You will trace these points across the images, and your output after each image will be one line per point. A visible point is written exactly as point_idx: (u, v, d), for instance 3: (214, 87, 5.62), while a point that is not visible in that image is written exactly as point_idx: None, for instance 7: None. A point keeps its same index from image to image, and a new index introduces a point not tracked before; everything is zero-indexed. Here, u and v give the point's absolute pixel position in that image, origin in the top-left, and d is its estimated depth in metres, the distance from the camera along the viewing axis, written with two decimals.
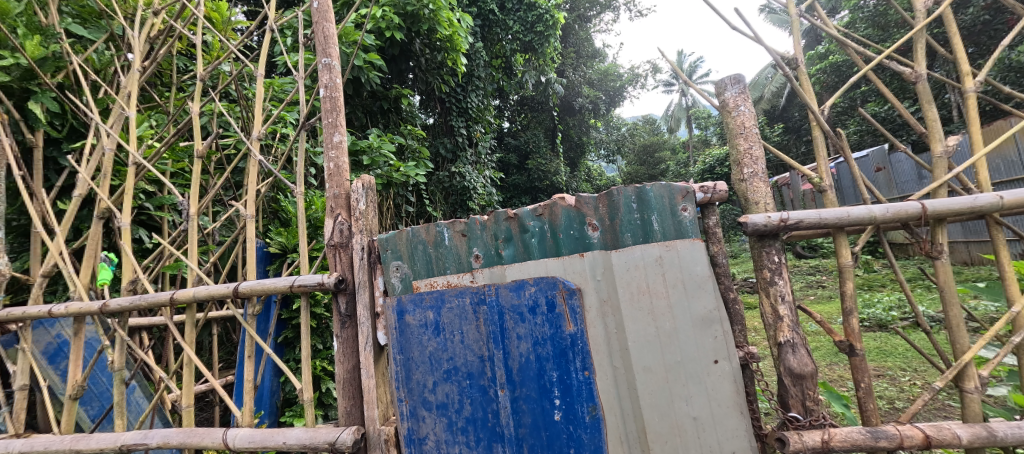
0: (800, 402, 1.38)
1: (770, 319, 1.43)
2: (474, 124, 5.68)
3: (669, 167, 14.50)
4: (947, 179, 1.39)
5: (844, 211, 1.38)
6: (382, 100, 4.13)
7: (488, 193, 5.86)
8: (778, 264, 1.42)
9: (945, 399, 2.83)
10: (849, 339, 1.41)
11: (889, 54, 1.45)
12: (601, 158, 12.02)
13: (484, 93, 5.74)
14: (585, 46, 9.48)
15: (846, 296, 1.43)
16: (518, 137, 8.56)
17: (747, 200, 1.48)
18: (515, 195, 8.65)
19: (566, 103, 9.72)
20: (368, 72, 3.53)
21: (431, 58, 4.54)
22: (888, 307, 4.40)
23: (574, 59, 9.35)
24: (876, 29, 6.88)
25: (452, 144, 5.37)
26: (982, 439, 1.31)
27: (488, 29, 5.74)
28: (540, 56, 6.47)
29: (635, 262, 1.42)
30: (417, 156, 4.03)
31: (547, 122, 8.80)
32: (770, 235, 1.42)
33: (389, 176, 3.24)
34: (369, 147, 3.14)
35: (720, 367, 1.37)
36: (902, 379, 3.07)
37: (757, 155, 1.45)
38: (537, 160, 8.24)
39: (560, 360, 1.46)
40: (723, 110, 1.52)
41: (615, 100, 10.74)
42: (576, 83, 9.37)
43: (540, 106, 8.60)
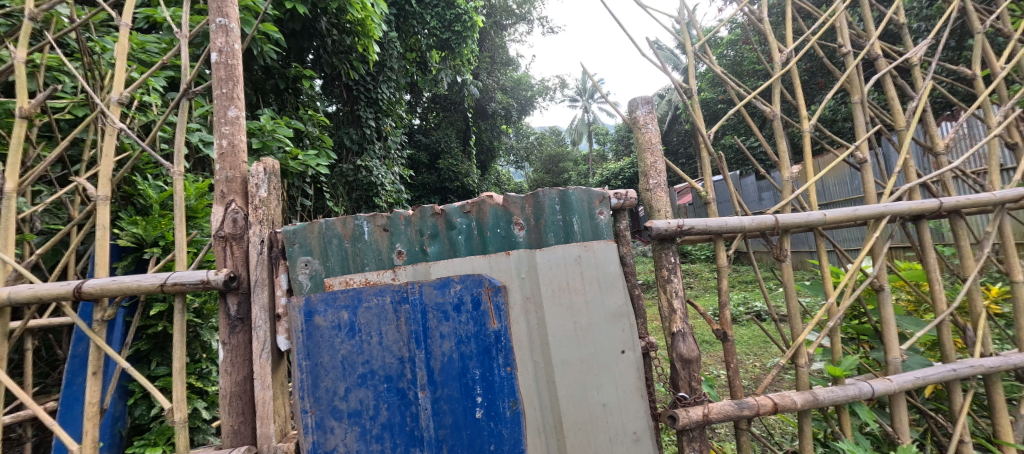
0: (687, 383, 1.59)
1: (665, 312, 1.63)
2: (384, 117, 5.47)
3: (571, 177, 15.60)
4: (791, 198, 1.75)
5: (724, 219, 1.65)
6: (277, 78, 3.67)
7: (396, 190, 5.64)
8: (674, 264, 1.62)
9: (780, 375, 3.54)
10: (724, 327, 1.68)
11: (756, 94, 1.77)
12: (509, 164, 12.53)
13: (395, 86, 5.57)
14: (498, 53, 9.75)
15: (723, 292, 1.71)
16: (430, 135, 8.44)
17: (651, 207, 1.66)
18: (424, 195, 8.48)
19: (480, 107, 9.83)
20: (263, 44, 3.10)
21: (338, 41, 4.21)
22: (739, 303, 5.37)
23: (489, 63, 9.60)
24: (734, 75, 8.38)
25: (358, 135, 5.06)
26: (809, 402, 1.68)
27: (404, 21, 5.51)
28: (456, 56, 6.49)
29: (557, 261, 1.49)
30: (318, 145, 3.66)
31: (460, 123, 8.74)
32: (668, 239, 1.62)
33: (284, 163, 2.85)
34: (260, 129, 2.74)
35: (627, 356, 1.51)
36: (746, 362, 3.75)
37: (660, 169, 1.65)
38: (448, 160, 8.18)
39: (483, 358, 1.46)
40: (634, 127, 1.70)
41: (525, 109, 11.16)
42: (490, 87, 9.59)
43: (454, 106, 8.59)
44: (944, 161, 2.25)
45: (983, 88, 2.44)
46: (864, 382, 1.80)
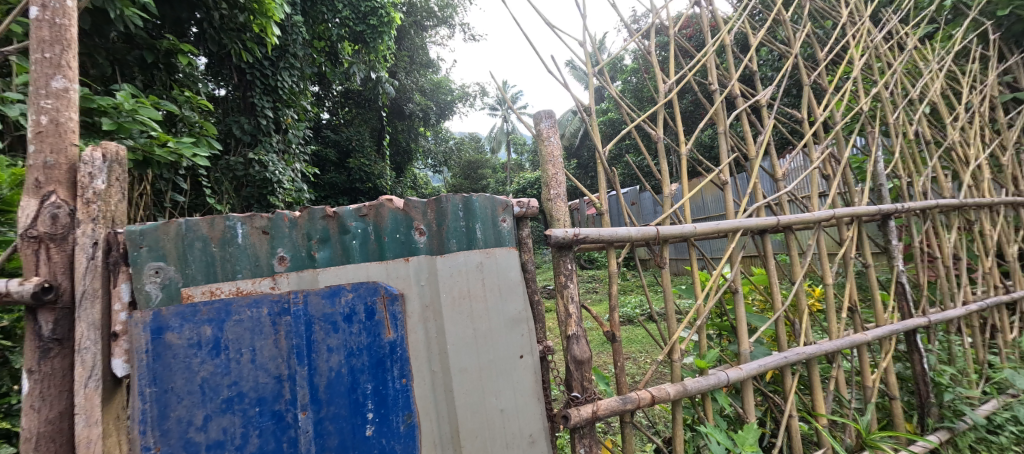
0: (579, 383, 1.66)
1: (562, 317, 1.69)
2: (286, 107, 5.78)
3: (487, 184, 16.75)
4: (670, 211, 1.96)
5: (615, 230, 1.77)
6: (143, 49, 3.22)
7: (296, 187, 5.93)
8: (571, 271, 1.69)
9: (663, 368, 4.00)
10: (612, 329, 1.80)
11: (645, 117, 1.93)
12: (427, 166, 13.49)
13: (298, 75, 5.86)
14: (418, 54, 10.65)
15: (613, 296, 1.83)
16: (338, 132, 9.35)
17: (551, 216, 1.72)
18: (332, 194, 9.26)
19: (397, 107, 10.63)
20: (124, 7, 2.61)
21: (228, 16, 3.98)
22: (636, 306, 6.05)
23: (407, 63, 10.39)
24: (634, 100, 9.51)
25: (252, 125, 5.32)
26: (680, 392, 1.89)
27: (313, 7, 6.04)
28: (370, 50, 7.30)
29: (458, 267, 1.44)
30: (197, 132, 3.23)
31: (372, 121, 9.73)
32: (565, 247, 1.68)
33: (149, 151, 2.43)
34: (116, 108, 2.29)
35: (526, 361, 1.51)
36: (638, 359, 4.17)
37: (561, 180, 1.71)
38: (359, 160, 9.10)
39: (376, 371, 1.37)
40: (538, 139, 1.75)
41: (445, 112, 11.87)
42: (409, 88, 10.40)
43: (365, 104, 9.59)
44: (781, 184, 2.76)
45: (808, 130, 3.03)
46: (722, 372, 2.10)
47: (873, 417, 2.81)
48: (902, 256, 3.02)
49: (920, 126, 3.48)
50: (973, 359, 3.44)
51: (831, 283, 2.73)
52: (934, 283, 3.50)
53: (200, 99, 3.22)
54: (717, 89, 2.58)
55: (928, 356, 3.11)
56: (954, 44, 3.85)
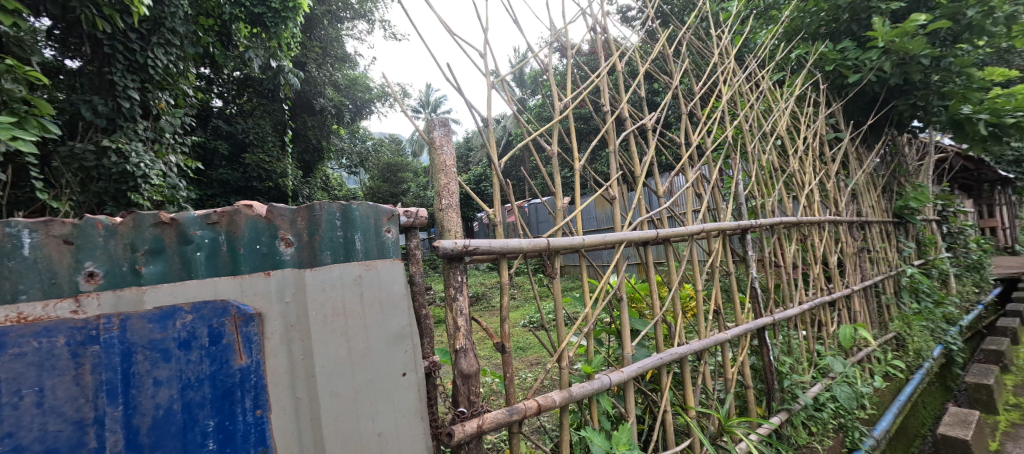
0: (466, 398, 1.63)
1: (450, 330, 1.63)
2: (159, 89, 5.36)
3: (408, 188, 17.58)
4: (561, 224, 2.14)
5: (506, 241, 1.78)
6: None
7: (170, 183, 5.42)
8: (461, 282, 1.64)
9: None
10: (502, 340, 1.80)
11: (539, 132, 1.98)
12: (341, 166, 13.25)
13: (176, 56, 5.45)
14: (332, 46, 10.26)
15: (504, 308, 1.83)
16: (233, 123, 8.79)
17: (442, 227, 1.66)
18: (223, 193, 8.66)
19: (305, 100, 10.04)
20: None
21: None
22: None
23: (320, 53, 9.91)
24: None
25: (108, 107, 4.87)
26: (566, 398, 2.03)
27: None
28: (271, 35, 6.98)
29: (332, 281, 1.31)
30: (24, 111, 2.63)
31: (275, 114, 9.32)
32: (456, 258, 1.63)
33: None
34: None
35: (408, 378, 1.43)
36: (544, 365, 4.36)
37: (453, 190, 1.66)
38: (257, 157, 8.61)
39: (221, 404, 1.18)
40: (431, 147, 1.69)
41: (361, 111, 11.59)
42: (320, 82, 9.91)
43: (269, 96, 9.18)
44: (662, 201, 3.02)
45: (684, 152, 3.38)
46: (605, 376, 2.29)
47: (731, 406, 3.19)
48: (756, 265, 3.49)
49: (771, 154, 4.09)
50: (806, 349, 4.10)
51: (700, 290, 3.04)
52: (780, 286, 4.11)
53: (29, 70, 2.66)
54: (607, 110, 2.75)
55: (774, 349, 3.63)
56: (797, 88, 4.60)
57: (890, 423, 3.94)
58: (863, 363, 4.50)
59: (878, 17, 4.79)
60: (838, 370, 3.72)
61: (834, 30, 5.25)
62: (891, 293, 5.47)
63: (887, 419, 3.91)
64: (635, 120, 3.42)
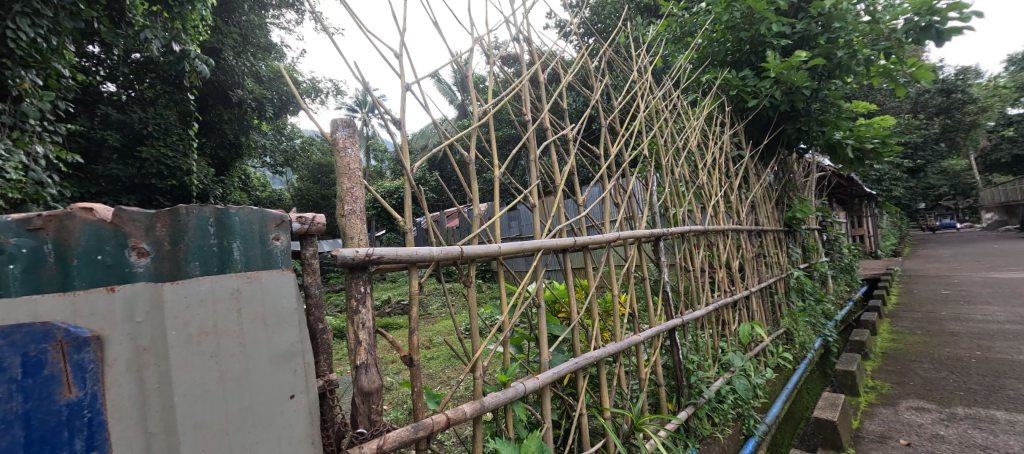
0: (366, 417, 1.52)
1: (351, 344, 1.52)
2: (26, 68, 4.61)
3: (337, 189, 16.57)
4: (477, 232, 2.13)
5: (414, 250, 1.71)
6: None
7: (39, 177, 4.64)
8: (364, 293, 1.55)
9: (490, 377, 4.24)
10: (410, 353, 1.72)
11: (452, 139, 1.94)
12: (263, 165, 12.34)
13: (48, 29, 4.72)
14: (254, 34, 9.42)
15: (412, 319, 1.76)
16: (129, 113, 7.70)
17: (345, 234, 1.56)
18: (116, 192, 7.63)
19: (220, 90, 9.16)
20: None
21: None
22: None
23: (239, 40, 9.07)
24: None
25: None
26: (478, 409, 1.99)
27: None
28: (177, 17, 6.25)
29: (200, 296, 1.14)
30: None
31: (181, 104, 8.16)
32: (358, 267, 1.54)
33: None
34: None
35: (296, 401, 1.29)
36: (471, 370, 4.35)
37: (357, 195, 1.57)
38: (155, 151, 7.52)
39: (40, 448, 0.99)
40: (334, 148, 1.58)
41: (285, 106, 10.79)
42: (237, 71, 8.99)
43: (174, 83, 8.07)
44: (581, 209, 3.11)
45: (603, 163, 3.51)
46: (519, 384, 2.28)
47: (643, 404, 3.36)
48: (667, 270, 3.70)
49: (682, 167, 4.40)
50: (712, 346, 4.44)
51: (615, 295, 3.15)
52: (689, 288, 4.42)
53: None
54: (529, 119, 2.77)
55: (682, 347, 3.89)
56: (705, 109, 5.01)
57: (779, 410, 4.39)
58: (758, 357, 4.97)
59: (771, 50, 5.36)
60: (738, 364, 4.07)
61: (736, 59, 5.81)
62: (783, 294, 6.11)
63: (776, 407, 4.35)
64: (557, 130, 3.51)
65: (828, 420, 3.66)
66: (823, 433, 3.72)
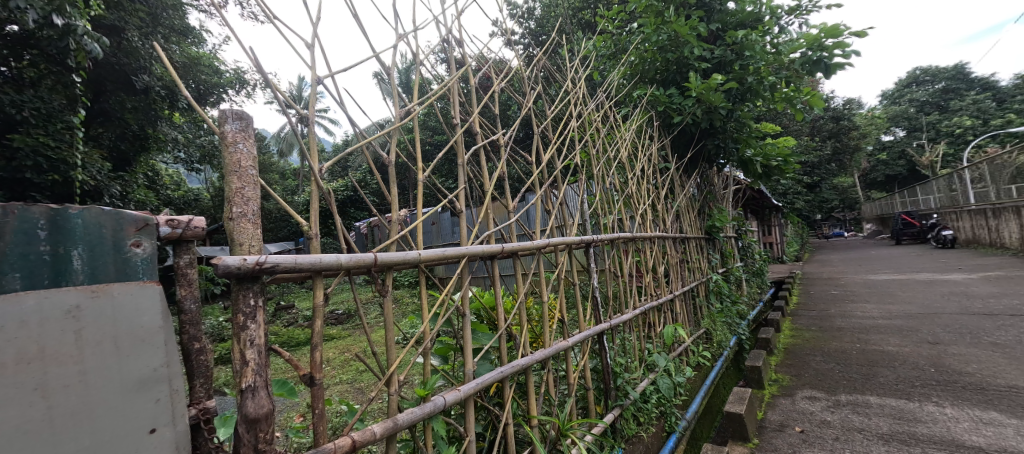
0: (251, 447, 1.34)
1: (235, 365, 1.34)
2: None
3: None
4: (395, 237, 2.02)
5: (318, 257, 1.56)
6: None
7: None
8: (253, 307, 1.38)
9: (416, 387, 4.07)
10: (311, 372, 1.56)
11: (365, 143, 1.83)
12: (173, 160, 11.16)
13: None
14: (166, 16, 8.43)
15: (315, 334, 1.60)
16: None
17: (232, 240, 1.37)
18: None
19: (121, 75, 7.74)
20: None
21: None
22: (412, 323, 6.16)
23: (149, 21, 8.06)
24: None
25: None
26: (392, 428, 1.85)
27: None
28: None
29: (21, 315, 0.92)
30: None
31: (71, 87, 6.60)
32: (247, 278, 1.36)
33: None
34: None
35: (157, 436, 1.10)
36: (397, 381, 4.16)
37: (248, 196, 1.39)
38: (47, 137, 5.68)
39: None
40: (221, 142, 1.40)
41: (202, 97, 9.80)
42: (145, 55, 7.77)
43: None
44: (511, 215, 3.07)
45: (534, 170, 3.49)
46: (438, 397, 2.17)
47: (571, 408, 3.36)
48: (597, 276, 3.75)
49: (613, 176, 4.51)
50: (639, 349, 4.57)
51: (544, 302, 3.13)
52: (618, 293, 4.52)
53: None
54: (457, 122, 2.67)
55: (610, 351, 3.96)
56: (635, 122, 5.21)
57: (698, 407, 4.62)
58: (681, 357, 5.21)
59: (693, 72, 5.71)
60: (661, 365, 4.22)
61: (663, 78, 6.13)
62: (703, 296, 6.48)
63: (695, 404, 4.57)
64: (488, 135, 3.44)
65: (738, 413, 3.90)
66: (733, 426, 3.96)
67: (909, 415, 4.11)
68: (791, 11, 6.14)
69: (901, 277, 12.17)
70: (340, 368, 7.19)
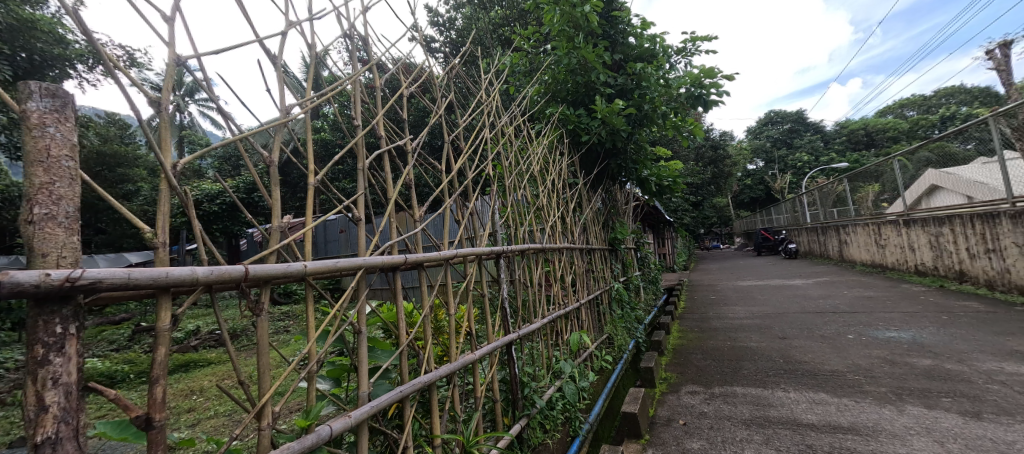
0: None
1: (27, 414, 1.04)
2: None
3: None
4: (275, 247, 1.75)
5: (162, 271, 1.32)
6: None
7: None
8: (62, 335, 1.09)
9: None
10: (148, 413, 1.31)
11: (241, 138, 1.54)
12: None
13: None
14: None
15: (156, 365, 1.34)
16: None
17: (32, 247, 1.07)
18: None
19: None
20: None
21: None
22: None
23: None
24: None
25: None
26: None
27: None
28: None
29: None
30: None
31: None
32: (55, 300, 1.08)
33: None
34: None
35: None
36: None
37: (59, 195, 1.11)
38: None
39: None
40: (17, 124, 1.10)
41: None
42: None
43: None
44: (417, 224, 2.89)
45: (444, 178, 3.35)
46: (323, 426, 1.90)
47: (477, 423, 3.22)
48: (507, 287, 3.69)
49: (523, 188, 4.52)
50: (547, 357, 4.59)
51: (452, 314, 2.98)
52: (527, 303, 4.50)
53: None
54: (358, 124, 2.43)
55: (519, 361, 3.90)
56: (547, 138, 5.31)
57: (600, 409, 4.76)
58: (586, 362, 5.35)
59: (599, 96, 6.00)
60: (567, 372, 4.27)
61: (573, 99, 6.33)
62: (606, 303, 6.77)
63: (597, 406, 4.70)
64: (394, 140, 3.23)
65: (632, 412, 4.06)
66: (626, 425, 4.12)
67: (763, 401, 4.61)
68: (679, 51, 6.79)
69: (763, 282, 14.01)
70: (213, 400, 6.34)
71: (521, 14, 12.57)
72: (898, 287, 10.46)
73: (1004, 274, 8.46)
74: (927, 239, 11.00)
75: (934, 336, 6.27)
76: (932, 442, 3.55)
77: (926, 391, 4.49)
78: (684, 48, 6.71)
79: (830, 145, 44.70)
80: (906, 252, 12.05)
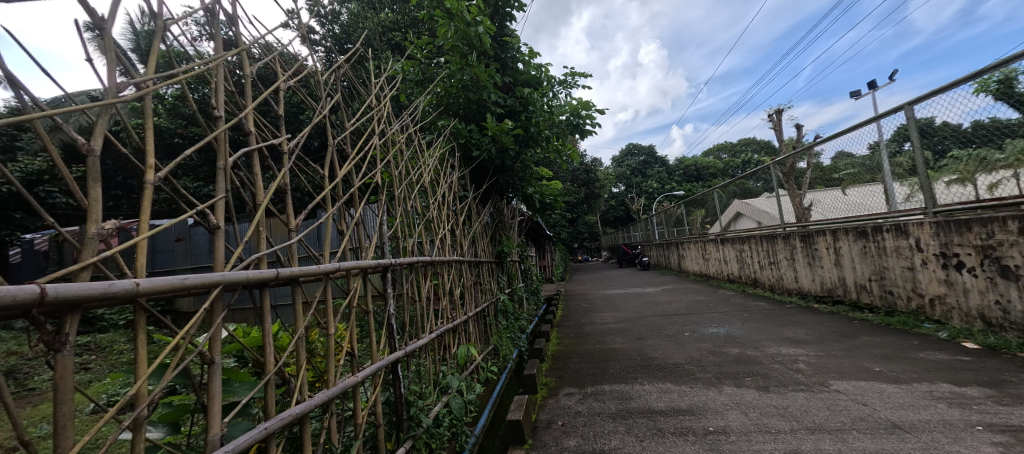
0: None
1: None
2: None
3: None
4: (92, 260, 1.32)
5: None
6: None
7: None
8: None
9: None
10: None
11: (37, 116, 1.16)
12: None
13: None
14: None
15: None
16: None
17: None
18: None
19: None
20: None
21: None
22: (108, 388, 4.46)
23: None
24: None
25: None
26: None
27: None
28: None
29: None
30: None
31: None
32: None
33: None
34: None
35: None
36: None
37: None
38: None
39: None
40: None
41: None
42: None
43: None
44: (292, 235, 2.52)
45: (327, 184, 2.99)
46: None
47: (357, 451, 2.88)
48: (393, 301, 3.42)
49: (414, 200, 4.30)
50: (434, 372, 4.38)
51: (331, 333, 2.64)
52: (414, 318, 4.26)
53: None
54: (220, 115, 2.03)
55: (404, 379, 3.64)
56: (438, 150, 5.14)
57: (485, 420, 4.68)
58: (472, 375, 5.25)
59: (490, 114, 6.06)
60: (454, 385, 4.09)
61: (465, 114, 6.30)
62: (491, 315, 6.73)
63: (483, 420, 4.59)
64: (266, 138, 2.79)
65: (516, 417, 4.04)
66: (510, 432, 4.08)
67: (625, 395, 4.95)
68: (562, 83, 7.21)
69: (626, 290, 15.37)
70: None
71: (413, 23, 12.19)
72: (718, 291, 12.33)
73: (780, 281, 10.35)
74: (734, 254, 13.10)
75: (741, 329, 7.39)
76: (741, 412, 4.12)
77: (735, 373, 5.19)
78: (566, 80, 7.14)
79: (674, 172, 51.67)
80: (721, 263, 14.23)
